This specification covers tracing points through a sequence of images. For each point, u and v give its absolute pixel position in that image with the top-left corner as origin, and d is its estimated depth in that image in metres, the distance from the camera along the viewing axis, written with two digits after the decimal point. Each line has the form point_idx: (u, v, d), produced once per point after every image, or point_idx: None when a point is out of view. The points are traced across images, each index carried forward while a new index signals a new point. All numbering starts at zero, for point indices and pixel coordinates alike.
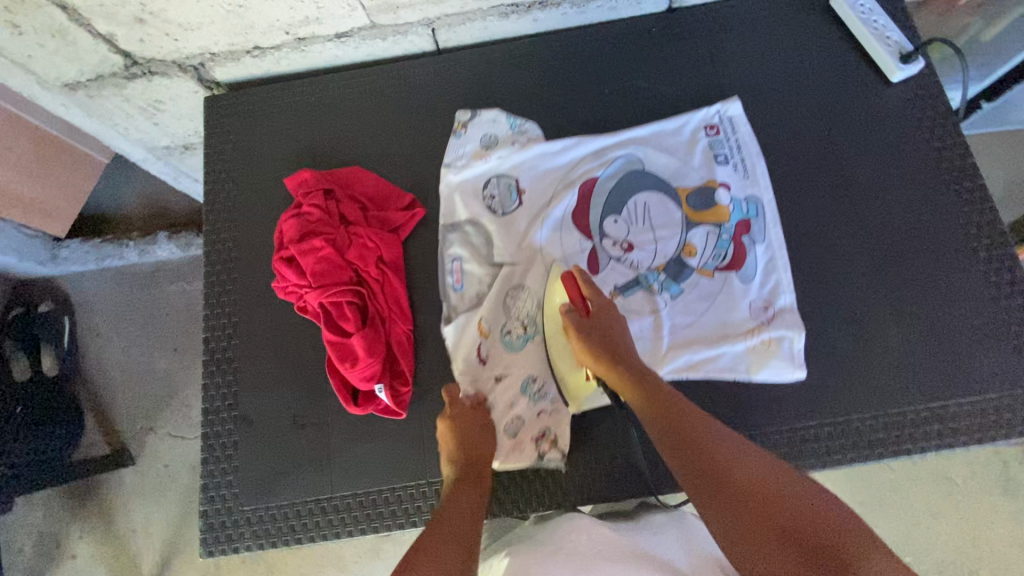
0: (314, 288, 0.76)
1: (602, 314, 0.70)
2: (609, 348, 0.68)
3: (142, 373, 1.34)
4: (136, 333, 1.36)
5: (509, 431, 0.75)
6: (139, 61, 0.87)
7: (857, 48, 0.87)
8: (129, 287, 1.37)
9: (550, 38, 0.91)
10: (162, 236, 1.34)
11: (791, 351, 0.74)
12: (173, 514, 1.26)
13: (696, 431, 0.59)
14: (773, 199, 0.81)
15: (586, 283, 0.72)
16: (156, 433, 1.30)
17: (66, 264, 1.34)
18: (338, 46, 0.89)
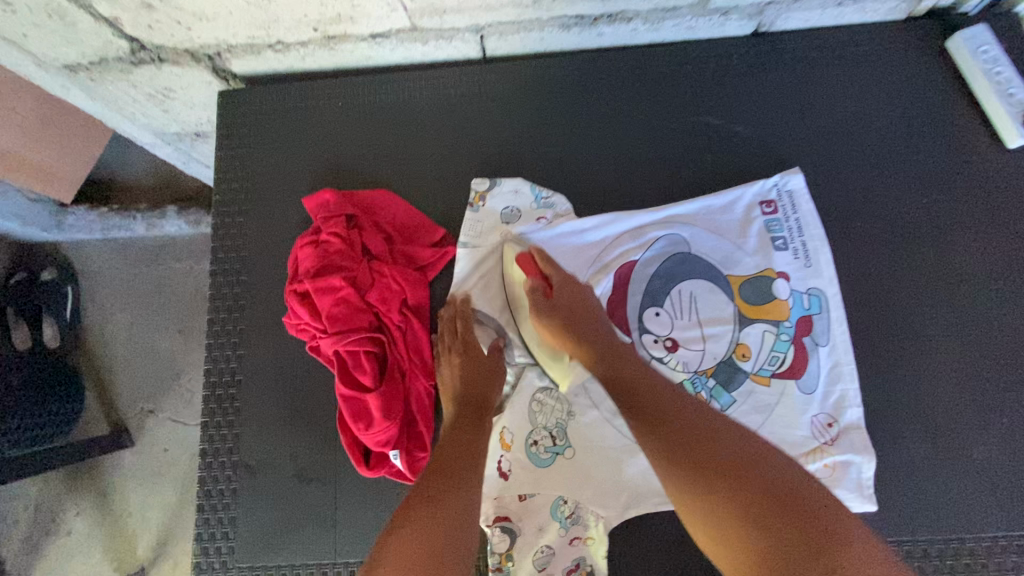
0: (330, 334, 0.68)
1: (567, 287, 0.69)
2: (577, 325, 0.66)
3: (144, 353, 1.24)
4: (140, 310, 1.25)
5: (536, 564, 0.66)
6: (148, 47, 0.76)
7: (971, 100, 0.75)
8: (132, 264, 1.27)
9: (615, 55, 0.80)
10: (172, 211, 1.21)
11: (858, 479, 0.65)
12: (169, 501, 1.18)
13: (678, 409, 0.55)
14: (838, 293, 0.71)
15: (544, 258, 0.71)
16: (156, 416, 1.21)
17: (71, 232, 1.21)
18: (371, 46, 0.78)
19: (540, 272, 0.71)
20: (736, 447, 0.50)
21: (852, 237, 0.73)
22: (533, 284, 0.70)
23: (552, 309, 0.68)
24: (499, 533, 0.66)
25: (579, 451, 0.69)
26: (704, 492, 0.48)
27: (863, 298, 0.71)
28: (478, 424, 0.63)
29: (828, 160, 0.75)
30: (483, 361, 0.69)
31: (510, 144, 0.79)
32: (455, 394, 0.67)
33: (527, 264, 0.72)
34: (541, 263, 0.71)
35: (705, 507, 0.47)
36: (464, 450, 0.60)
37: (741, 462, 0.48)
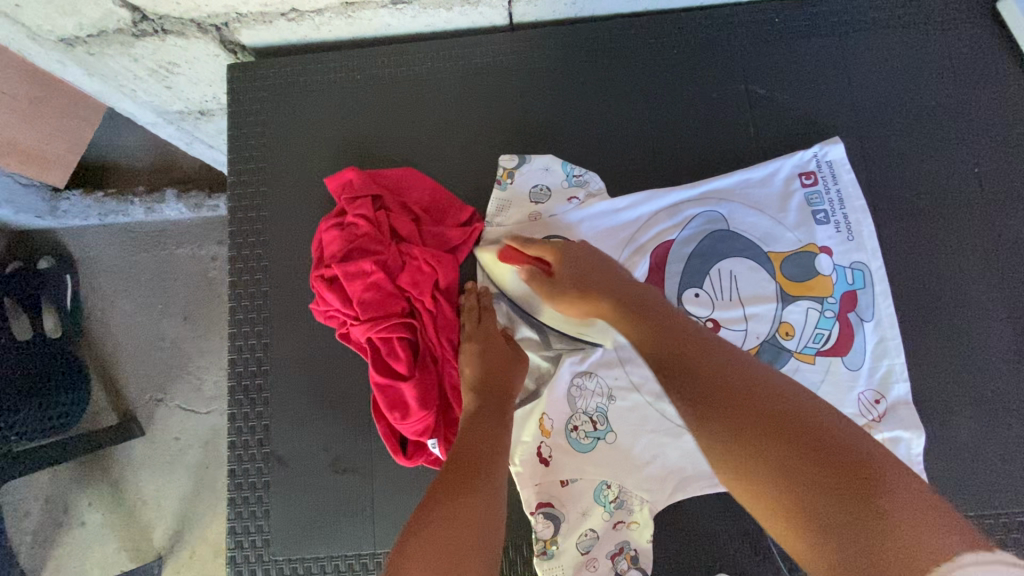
0: (362, 321, 0.66)
1: (563, 258, 0.63)
2: (587, 283, 0.61)
3: (150, 340, 1.20)
4: (144, 297, 1.21)
5: (579, 548, 0.65)
6: (152, 16, 0.71)
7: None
8: (133, 248, 1.22)
9: (647, 22, 0.76)
10: (170, 194, 1.17)
11: (908, 454, 0.64)
12: (185, 490, 1.16)
13: (705, 360, 0.48)
14: (882, 266, 0.69)
15: (523, 243, 0.66)
16: (166, 405, 1.18)
17: (65, 218, 1.16)
18: (391, 13, 0.74)
19: (528, 254, 0.67)
20: (773, 398, 0.43)
21: (898, 210, 0.71)
22: (528, 270, 0.66)
23: (552, 284, 0.64)
24: (543, 519, 0.65)
25: (621, 435, 0.68)
26: (741, 459, 0.41)
27: (910, 272, 0.69)
28: (499, 416, 0.60)
29: (873, 129, 0.73)
30: (503, 354, 0.65)
31: (541, 117, 0.76)
32: (473, 381, 0.63)
33: (512, 254, 0.68)
34: (522, 249, 0.66)
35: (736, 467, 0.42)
36: (489, 445, 0.57)
37: (775, 412, 0.42)
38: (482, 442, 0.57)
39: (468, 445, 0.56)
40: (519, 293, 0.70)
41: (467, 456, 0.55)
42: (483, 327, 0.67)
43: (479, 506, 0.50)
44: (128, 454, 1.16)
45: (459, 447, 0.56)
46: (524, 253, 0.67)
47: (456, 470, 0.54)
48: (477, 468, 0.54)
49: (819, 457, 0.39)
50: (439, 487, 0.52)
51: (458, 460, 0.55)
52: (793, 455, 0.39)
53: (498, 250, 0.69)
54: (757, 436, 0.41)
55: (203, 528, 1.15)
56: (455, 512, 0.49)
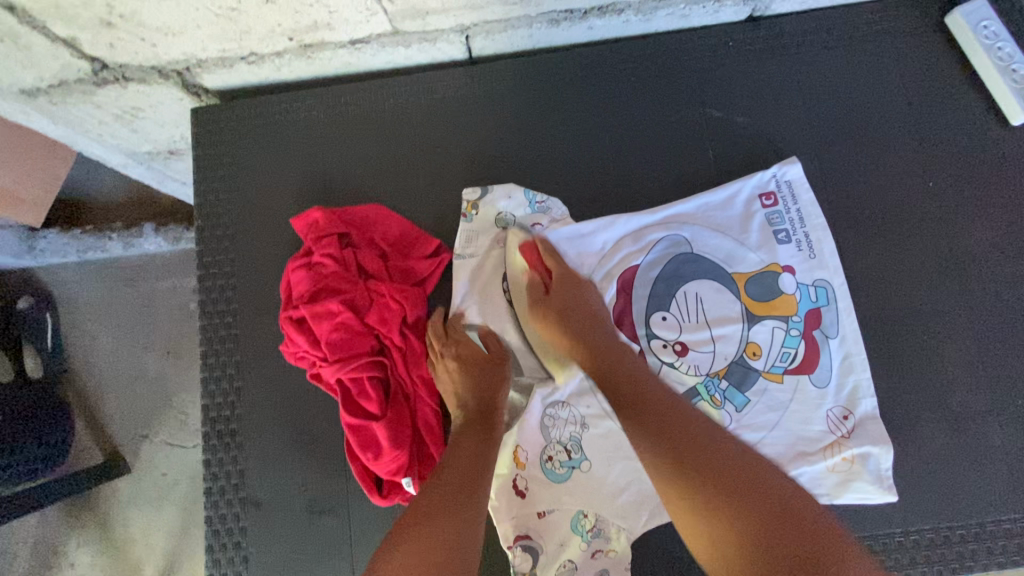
0: (331, 362, 0.66)
1: (567, 285, 0.69)
2: (576, 316, 0.67)
3: (131, 378, 1.19)
4: (124, 335, 1.21)
5: None
6: (111, 65, 0.72)
7: (975, 79, 0.75)
8: (111, 285, 1.22)
9: (606, 50, 0.78)
10: (149, 229, 1.16)
11: (877, 470, 0.64)
12: (173, 526, 1.14)
13: (687, 427, 0.54)
14: (844, 283, 0.70)
15: (548, 250, 0.71)
16: (151, 441, 1.17)
17: (43, 257, 1.16)
18: (352, 53, 0.74)
19: (543, 264, 0.71)
20: (741, 473, 0.49)
21: (859, 226, 0.72)
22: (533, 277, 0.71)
23: (548, 302, 0.69)
24: (521, 552, 0.65)
25: (595, 463, 0.68)
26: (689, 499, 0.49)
27: (873, 286, 0.70)
28: (485, 441, 0.62)
29: (830, 146, 0.74)
30: (490, 373, 0.67)
31: (504, 149, 0.77)
32: (461, 401, 0.66)
33: (530, 252, 0.72)
34: (543, 253, 0.71)
35: (701, 526, 0.48)
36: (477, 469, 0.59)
37: (752, 483, 0.49)
38: (468, 466, 0.59)
39: (457, 467, 0.58)
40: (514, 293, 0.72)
41: (457, 481, 0.57)
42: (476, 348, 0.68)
43: (467, 535, 0.53)
44: (114, 493, 1.15)
45: (446, 471, 0.58)
46: (542, 258, 0.71)
47: (445, 495, 0.56)
48: (465, 494, 0.56)
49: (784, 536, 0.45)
50: (427, 511, 0.54)
51: (447, 484, 0.57)
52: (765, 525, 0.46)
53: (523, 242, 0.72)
54: (728, 505, 0.47)
55: (192, 564, 1.13)
56: (444, 541, 0.52)
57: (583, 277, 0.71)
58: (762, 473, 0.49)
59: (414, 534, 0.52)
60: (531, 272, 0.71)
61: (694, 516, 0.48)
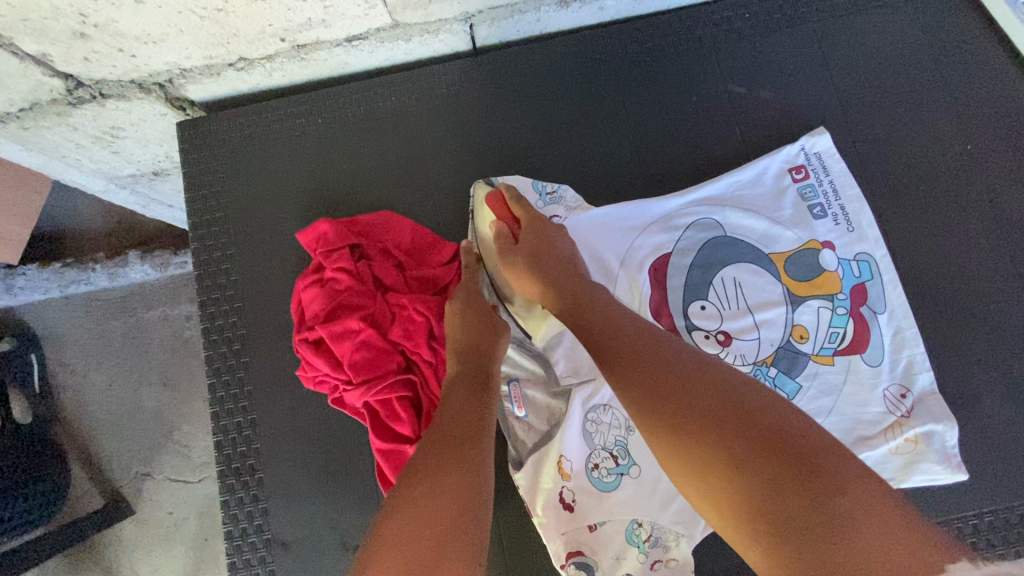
0: (356, 385, 0.61)
1: (534, 229, 0.62)
2: (543, 261, 0.60)
3: (128, 414, 1.12)
4: (116, 370, 1.14)
5: None
6: (87, 81, 0.66)
7: (1001, 35, 0.73)
8: (100, 318, 1.15)
9: (617, 31, 0.74)
10: (133, 256, 1.12)
11: (943, 448, 0.61)
12: (184, 567, 1.07)
13: (667, 370, 0.45)
14: (887, 255, 0.67)
15: (514, 197, 0.64)
16: (154, 479, 1.10)
17: (24, 294, 1.10)
18: (348, 51, 0.70)
19: (510, 212, 0.65)
20: (733, 416, 0.40)
21: (896, 196, 0.69)
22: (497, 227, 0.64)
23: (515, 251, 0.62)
24: (576, 570, 0.61)
25: (645, 467, 0.64)
26: (678, 436, 0.41)
27: (917, 257, 0.67)
28: (482, 405, 0.56)
29: (858, 114, 0.72)
30: (486, 328, 0.62)
31: (518, 143, 0.72)
32: (458, 349, 0.60)
33: (498, 206, 0.65)
34: (509, 203, 0.64)
35: (698, 480, 0.40)
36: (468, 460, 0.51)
37: (760, 423, 0.40)
38: (461, 462, 0.51)
39: (440, 463, 0.50)
40: (485, 249, 0.67)
41: (442, 477, 0.49)
42: (470, 309, 0.62)
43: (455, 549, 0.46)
44: (119, 538, 1.08)
45: (426, 464, 0.50)
46: (508, 206, 0.65)
47: (426, 495, 0.48)
48: (452, 492, 0.48)
49: (772, 455, 0.37)
50: (402, 517, 0.47)
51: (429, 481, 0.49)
52: (754, 454, 0.38)
53: (488, 194, 0.66)
54: (700, 429, 0.40)
55: None
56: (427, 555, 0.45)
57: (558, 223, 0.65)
58: (750, 400, 0.41)
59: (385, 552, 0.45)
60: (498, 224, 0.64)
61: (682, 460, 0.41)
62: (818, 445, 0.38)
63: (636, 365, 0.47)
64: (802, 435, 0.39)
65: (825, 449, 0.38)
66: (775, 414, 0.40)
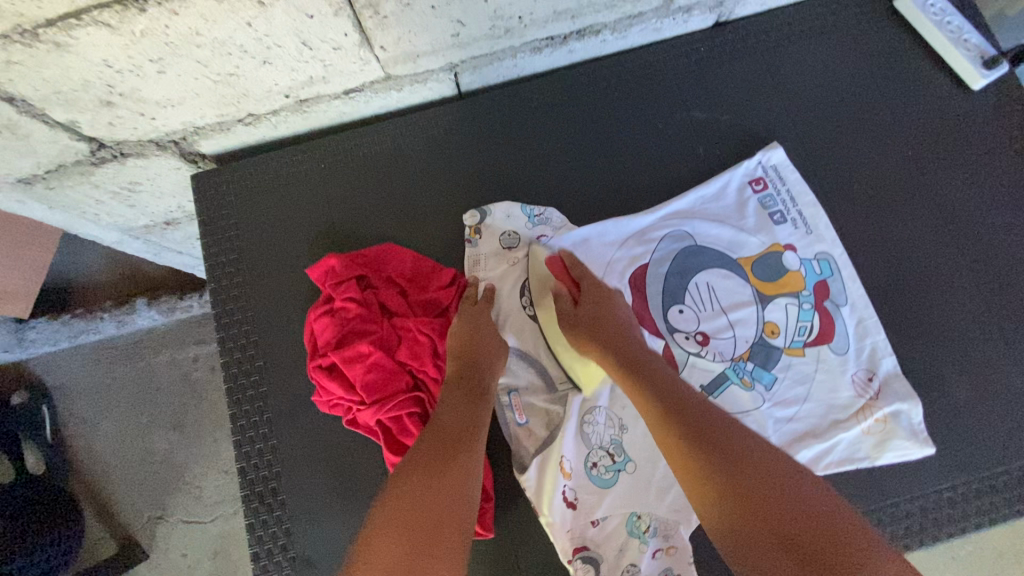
0: (369, 405, 0.65)
1: (593, 295, 0.70)
2: (603, 328, 0.67)
3: (142, 458, 1.16)
4: (129, 415, 1.18)
5: None
6: (109, 144, 0.73)
7: (931, 53, 0.81)
8: (110, 366, 1.19)
9: (586, 70, 0.82)
10: (141, 304, 1.15)
11: (911, 425, 0.66)
12: None
13: (723, 434, 0.55)
14: (844, 253, 0.74)
15: (573, 262, 0.72)
16: (167, 522, 1.13)
17: (33, 347, 1.13)
18: (346, 102, 0.77)
19: (571, 277, 0.72)
20: (776, 485, 0.51)
21: (849, 201, 0.77)
22: (559, 290, 0.72)
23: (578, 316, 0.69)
24: (583, 564, 0.65)
25: (639, 462, 0.69)
26: (709, 477, 0.52)
27: (873, 255, 0.74)
28: (476, 410, 0.63)
29: (809, 131, 0.79)
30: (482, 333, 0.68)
31: (503, 176, 0.80)
32: (453, 350, 0.67)
33: (557, 267, 0.73)
34: (568, 265, 0.72)
35: (717, 509, 0.51)
36: (459, 481, 0.57)
37: (780, 486, 0.51)
38: (452, 481, 0.56)
39: (433, 480, 0.56)
40: (541, 304, 0.74)
41: (434, 493, 0.55)
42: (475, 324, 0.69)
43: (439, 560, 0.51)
44: None
45: (418, 476, 0.56)
46: (567, 271, 0.72)
47: (416, 508, 0.53)
48: (448, 487, 0.56)
49: (791, 517, 0.49)
50: (390, 523, 0.53)
51: (421, 495, 0.54)
52: (770, 508, 0.49)
53: (548, 257, 0.73)
54: (731, 474, 0.52)
55: None
56: (412, 563, 0.50)
57: (610, 287, 0.72)
58: (772, 464, 0.53)
59: (371, 553, 0.51)
60: (559, 284, 0.72)
61: (708, 488, 0.52)
62: (831, 516, 0.49)
63: (676, 413, 0.58)
64: (823, 511, 0.49)
65: (834, 516, 0.49)
66: (795, 481, 0.52)
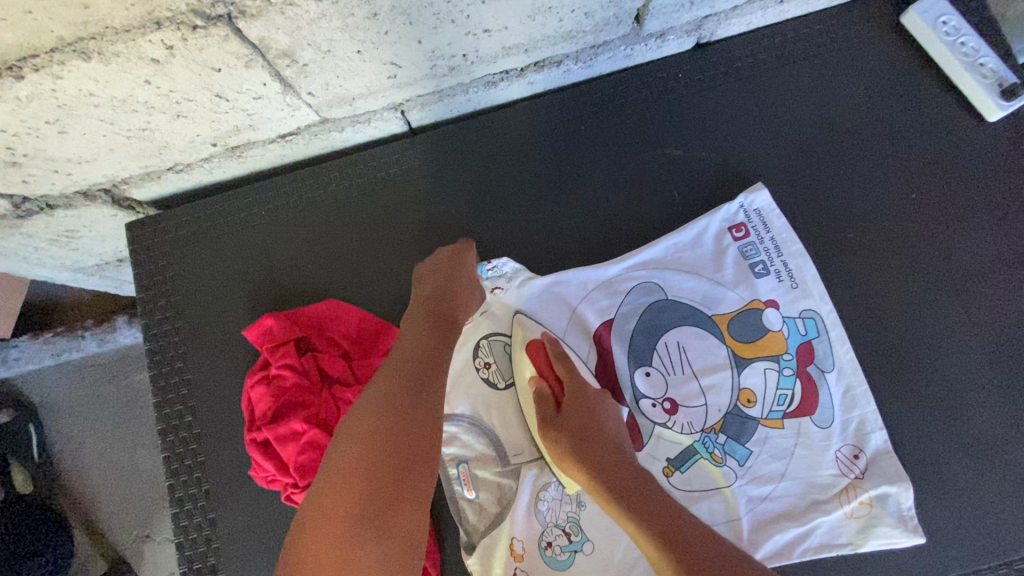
0: (303, 487, 0.62)
1: (581, 396, 0.62)
2: (590, 441, 0.59)
3: (124, 477, 1.06)
4: (111, 433, 1.08)
5: None
6: (33, 197, 0.67)
7: (940, 77, 0.72)
8: (93, 384, 1.09)
9: (550, 101, 0.75)
10: (123, 321, 1.06)
11: (899, 510, 0.60)
12: None
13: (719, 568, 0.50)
14: (832, 310, 0.66)
15: (558, 354, 0.64)
16: (155, 541, 1.04)
17: (17, 365, 1.04)
18: (283, 146, 0.71)
19: (552, 368, 0.65)
20: None
21: (841, 250, 0.68)
22: (537, 385, 0.64)
23: (562, 422, 0.61)
24: None
25: (598, 543, 0.63)
26: None
27: (866, 313, 0.67)
28: (443, 350, 0.60)
29: (799, 169, 0.71)
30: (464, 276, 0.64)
31: (459, 222, 0.73)
32: (425, 292, 0.63)
33: (539, 355, 0.65)
34: (553, 361, 0.64)
35: None
36: (428, 432, 0.54)
37: None
38: (414, 435, 0.53)
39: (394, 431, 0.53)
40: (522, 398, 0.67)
41: (397, 446, 0.52)
42: (443, 278, 0.63)
43: (407, 510, 0.51)
44: None
45: (378, 406, 0.54)
46: (552, 364, 0.64)
47: (377, 458, 0.51)
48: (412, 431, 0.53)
49: None
50: (347, 475, 0.51)
51: (382, 447, 0.52)
52: None
53: (529, 342, 0.66)
54: None
55: None
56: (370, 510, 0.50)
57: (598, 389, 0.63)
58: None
59: (334, 484, 0.51)
60: (538, 379, 0.64)
61: None
62: None
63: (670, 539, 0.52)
64: None
65: None
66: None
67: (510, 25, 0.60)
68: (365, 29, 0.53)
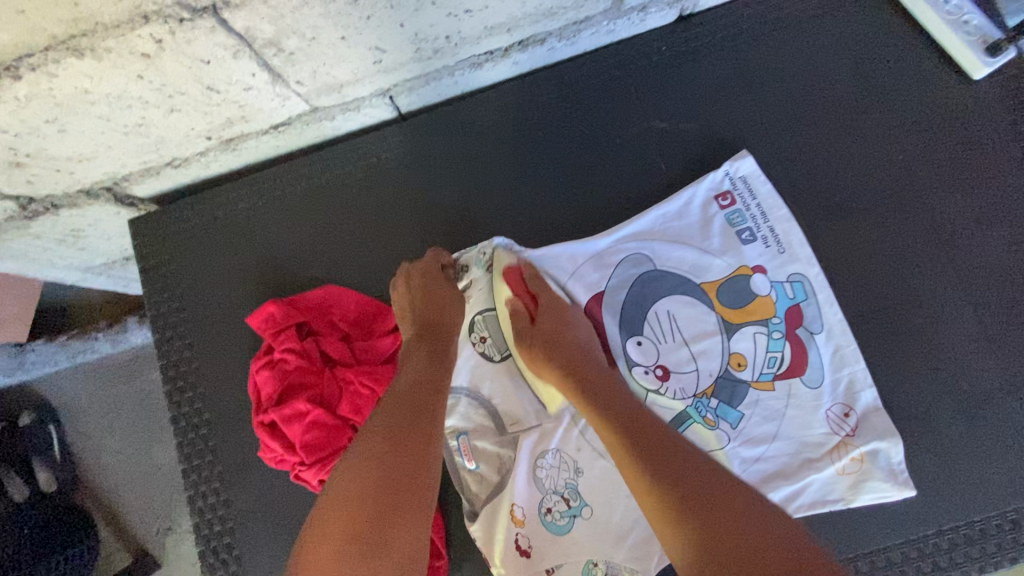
0: (310, 464, 0.64)
1: (552, 312, 0.65)
2: (556, 346, 0.63)
3: (142, 473, 1.10)
4: (129, 429, 1.11)
5: None
6: (38, 197, 0.69)
7: (926, 38, 0.72)
8: (108, 384, 1.12)
9: (536, 81, 0.76)
10: (133, 321, 1.09)
11: (890, 465, 0.61)
12: None
13: (663, 448, 0.52)
14: (820, 273, 0.67)
15: (533, 275, 0.67)
16: (177, 532, 1.08)
17: (35, 367, 1.07)
18: (275, 136, 0.72)
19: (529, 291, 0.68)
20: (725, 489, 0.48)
21: (829, 215, 0.69)
22: (515, 305, 0.68)
23: (531, 333, 0.65)
24: None
25: (596, 507, 0.65)
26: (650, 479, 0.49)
27: (854, 275, 0.68)
28: (436, 365, 0.61)
29: (785, 138, 0.72)
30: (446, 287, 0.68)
31: (451, 204, 0.75)
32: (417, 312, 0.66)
33: (516, 281, 0.68)
34: (530, 281, 0.67)
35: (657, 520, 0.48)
36: (420, 447, 0.54)
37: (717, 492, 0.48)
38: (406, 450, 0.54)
39: (400, 459, 0.53)
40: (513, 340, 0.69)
41: (390, 475, 0.52)
42: (437, 287, 0.67)
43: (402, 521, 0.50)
44: None
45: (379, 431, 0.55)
46: (525, 282, 0.68)
47: (368, 476, 0.52)
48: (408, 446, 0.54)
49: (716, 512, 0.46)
50: (344, 499, 0.51)
51: (376, 471, 0.52)
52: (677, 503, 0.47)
53: (508, 266, 0.69)
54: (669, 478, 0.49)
55: None
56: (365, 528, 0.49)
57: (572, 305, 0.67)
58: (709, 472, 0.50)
59: (335, 513, 0.51)
60: (516, 300, 0.68)
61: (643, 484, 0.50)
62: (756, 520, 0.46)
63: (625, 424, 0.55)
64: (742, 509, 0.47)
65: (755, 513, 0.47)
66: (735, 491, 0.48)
67: (491, 4, 0.61)
68: (348, 14, 0.55)
